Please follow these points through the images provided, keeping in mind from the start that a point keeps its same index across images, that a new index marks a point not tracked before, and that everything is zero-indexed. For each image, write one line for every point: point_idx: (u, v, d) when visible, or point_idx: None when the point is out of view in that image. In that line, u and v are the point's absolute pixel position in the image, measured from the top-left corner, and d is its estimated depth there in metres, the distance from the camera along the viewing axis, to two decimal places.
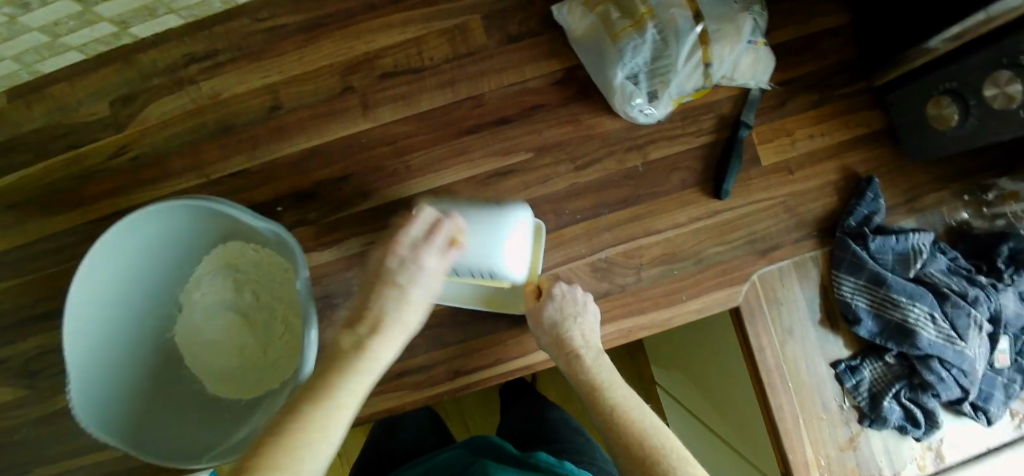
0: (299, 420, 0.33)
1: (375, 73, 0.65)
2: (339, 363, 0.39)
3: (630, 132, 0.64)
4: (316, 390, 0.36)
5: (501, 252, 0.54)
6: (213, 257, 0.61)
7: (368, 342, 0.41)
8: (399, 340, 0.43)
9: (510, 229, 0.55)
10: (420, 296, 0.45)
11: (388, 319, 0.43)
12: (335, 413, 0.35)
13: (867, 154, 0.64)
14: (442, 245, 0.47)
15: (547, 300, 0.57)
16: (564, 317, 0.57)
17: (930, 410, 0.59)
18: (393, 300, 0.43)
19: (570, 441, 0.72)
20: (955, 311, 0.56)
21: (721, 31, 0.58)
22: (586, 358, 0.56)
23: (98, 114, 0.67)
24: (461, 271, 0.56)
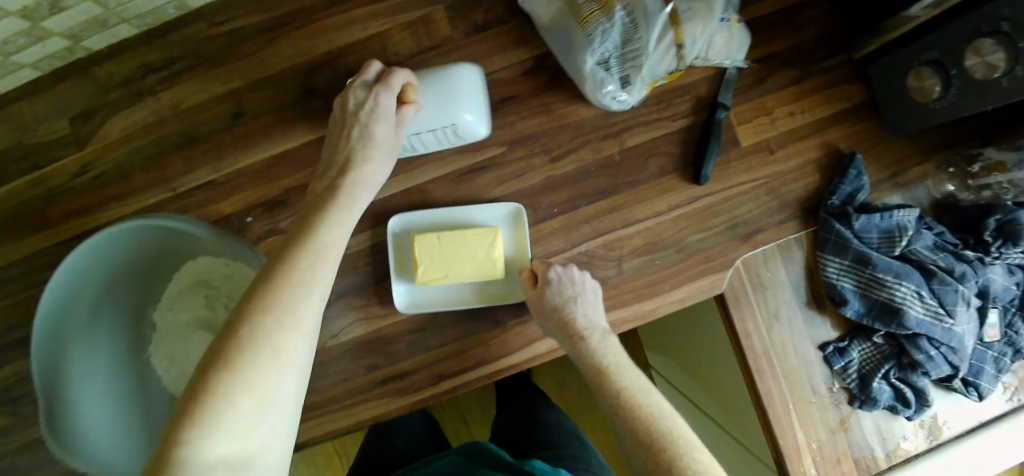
0: (269, 289, 0.37)
1: (340, 73, 0.64)
2: (296, 240, 0.43)
3: (604, 119, 0.62)
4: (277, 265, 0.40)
5: (459, 101, 0.55)
6: (184, 274, 0.60)
7: (318, 226, 0.45)
8: (361, 195, 0.51)
9: (459, 78, 0.56)
10: (380, 136, 0.52)
11: (355, 174, 0.51)
12: (302, 284, 0.39)
13: (849, 129, 0.63)
14: (396, 87, 0.53)
15: (546, 286, 0.56)
16: (568, 299, 0.55)
17: (921, 389, 0.58)
18: (357, 138, 0.52)
19: (565, 446, 0.71)
20: (943, 288, 0.56)
21: (692, 10, 0.55)
22: (591, 340, 0.55)
23: (59, 131, 0.65)
24: (424, 134, 0.57)
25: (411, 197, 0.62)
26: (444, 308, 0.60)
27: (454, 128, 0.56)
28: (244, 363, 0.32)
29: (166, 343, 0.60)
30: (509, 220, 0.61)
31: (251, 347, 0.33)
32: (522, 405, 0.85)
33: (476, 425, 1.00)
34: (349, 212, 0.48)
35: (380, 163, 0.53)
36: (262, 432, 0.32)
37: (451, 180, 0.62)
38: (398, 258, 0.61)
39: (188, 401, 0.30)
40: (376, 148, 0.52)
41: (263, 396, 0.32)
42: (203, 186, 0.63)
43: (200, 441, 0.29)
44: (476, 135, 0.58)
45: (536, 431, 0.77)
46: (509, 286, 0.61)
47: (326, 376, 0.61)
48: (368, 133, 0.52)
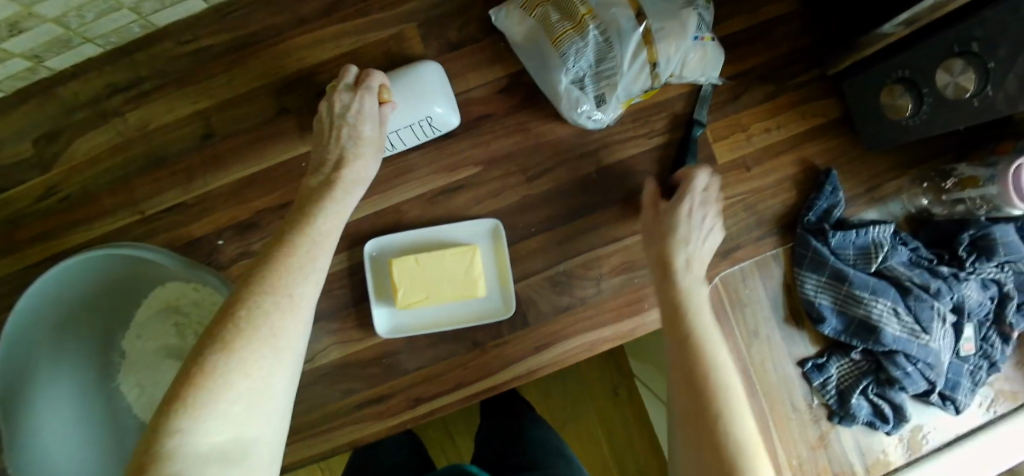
0: (263, 280, 0.38)
1: (312, 91, 0.62)
2: (290, 231, 0.43)
3: (580, 137, 0.61)
4: (271, 256, 0.40)
5: (431, 96, 0.56)
6: (153, 299, 0.58)
7: (312, 217, 0.45)
8: (356, 190, 0.49)
9: (427, 75, 0.57)
10: (369, 133, 0.51)
11: (349, 171, 0.49)
12: (297, 276, 0.40)
13: (825, 145, 0.63)
14: (375, 87, 0.53)
15: (674, 201, 0.54)
16: (687, 220, 0.53)
17: (898, 404, 0.59)
18: (346, 138, 0.50)
19: (551, 467, 0.72)
20: (918, 304, 0.56)
21: (664, 30, 0.55)
22: (685, 276, 0.50)
23: (22, 153, 0.63)
24: (401, 134, 0.57)
25: (384, 219, 0.61)
26: (424, 331, 0.59)
27: (431, 121, 0.57)
28: (240, 351, 0.33)
29: (136, 371, 0.58)
30: (489, 237, 0.60)
31: (248, 336, 0.34)
32: (507, 423, 0.84)
33: (460, 437, 0.98)
34: (345, 203, 0.48)
35: (371, 161, 0.51)
36: (258, 420, 0.34)
37: (427, 200, 0.61)
38: (377, 284, 0.59)
39: (184, 388, 0.31)
40: (365, 146, 0.51)
41: (258, 385, 0.34)
42: (172, 208, 0.62)
43: (194, 430, 0.30)
44: (450, 126, 0.59)
45: (519, 451, 0.77)
46: (491, 307, 0.60)
47: (300, 402, 0.59)
48: (356, 133, 0.50)
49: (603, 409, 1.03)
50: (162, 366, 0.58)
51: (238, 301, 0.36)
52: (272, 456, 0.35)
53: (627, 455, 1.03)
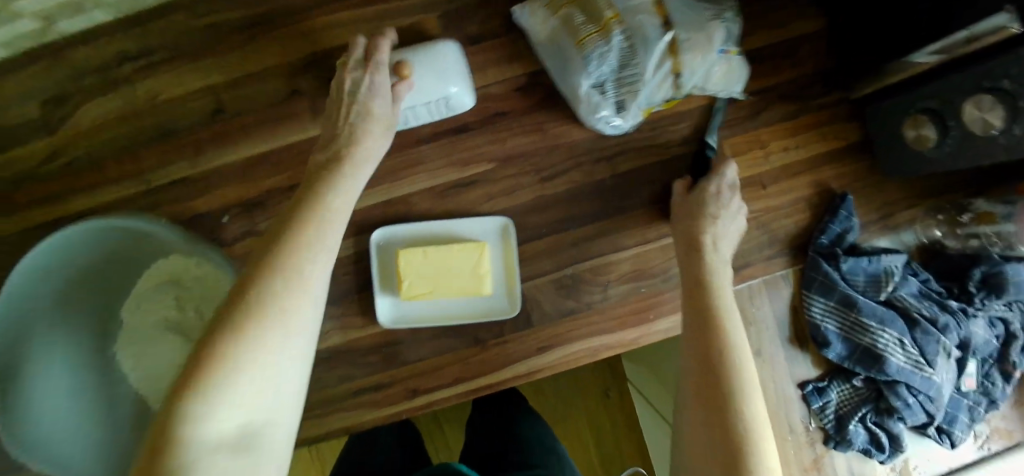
0: (277, 257, 0.36)
1: (328, 75, 0.60)
2: (303, 207, 0.41)
3: (597, 142, 0.60)
4: (284, 233, 0.39)
5: (452, 74, 0.56)
6: (155, 271, 0.57)
7: (324, 196, 0.43)
8: (365, 171, 0.48)
9: (448, 52, 0.56)
10: (379, 108, 0.50)
11: (361, 150, 0.48)
12: (312, 252, 0.38)
13: (843, 169, 0.62)
14: (383, 59, 0.51)
15: (703, 183, 0.55)
16: (717, 200, 0.54)
17: (895, 434, 0.58)
18: (357, 114, 0.49)
19: (545, 465, 0.73)
20: (924, 337, 0.55)
21: (691, 41, 0.53)
22: (711, 262, 0.51)
23: (27, 115, 0.62)
24: (416, 109, 0.56)
25: (393, 208, 0.60)
26: (425, 324, 0.58)
27: (448, 101, 0.57)
28: (255, 331, 0.31)
29: (133, 343, 0.57)
30: (497, 235, 0.59)
31: (263, 315, 0.32)
32: (501, 417, 0.83)
33: (450, 428, 0.98)
34: (354, 184, 0.46)
35: (379, 138, 0.50)
36: (270, 404, 0.32)
37: (438, 193, 0.60)
38: (382, 274, 0.58)
39: (196, 368, 0.29)
40: (381, 115, 0.50)
41: (273, 368, 0.32)
42: (178, 182, 0.61)
43: (207, 414, 0.28)
44: (465, 107, 0.59)
45: (513, 445, 0.78)
46: (495, 306, 0.59)
47: None
48: (369, 107, 0.49)
49: (594, 412, 1.03)
50: (161, 339, 0.57)
51: (252, 278, 0.34)
52: (283, 441, 0.34)
53: (615, 460, 1.03)
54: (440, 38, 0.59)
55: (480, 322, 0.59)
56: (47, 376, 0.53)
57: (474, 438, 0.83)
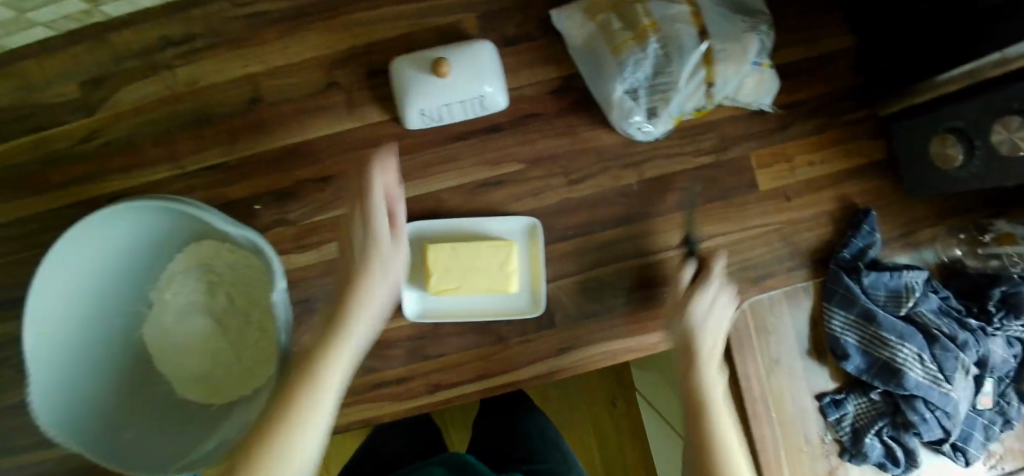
0: (302, 382, 0.42)
1: (364, 69, 0.61)
2: (335, 321, 0.46)
3: (626, 147, 0.61)
4: (313, 352, 0.44)
5: (488, 74, 0.56)
6: (188, 255, 0.58)
7: (353, 302, 0.48)
8: (393, 275, 0.50)
9: (485, 53, 0.57)
10: (384, 233, 0.50)
11: (381, 255, 0.50)
12: (330, 374, 0.43)
13: (867, 185, 0.63)
14: (382, 187, 0.49)
15: (695, 287, 0.56)
16: (710, 305, 0.55)
17: (911, 449, 0.59)
18: (359, 251, 0.50)
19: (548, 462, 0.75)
20: (943, 354, 0.56)
21: (726, 51, 0.54)
22: (710, 370, 0.53)
23: (67, 95, 0.63)
24: (451, 107, 0.57)
25: (422, 204, 0.60)
26: (447, 319, 0.59)
27: (482, 100, 0.57)
28: (270, 453, 0.37)
29: (160, 326, 0.58)
30: (524, 236, 0.60)
31: (284, 444, 0.38)
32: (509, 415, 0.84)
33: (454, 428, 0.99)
34: (385, 286, 0.50)
35: (389, 252, 0.50)
36: None
37: (467, 191, 0.61)
38: (409, 266, 0.59)
39: None
40: (383, 244, 0.50)
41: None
42: (212, 167, 0.62)
43: None
44: (499, 108, 0.59)
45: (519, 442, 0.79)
46: (517, 307, 0.60)
47: None
48: (371, 233, 0.49)
49: (598, 417, 1.03)
50: (192, 322, 0.58)
51: (279, 404, 0.40)
52: None
53: (617, 464, 1.03)
54: (474, 40, 0.60)
55: (503, 319, 0.60)
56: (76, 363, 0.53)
57: (480, 435, 0.84)
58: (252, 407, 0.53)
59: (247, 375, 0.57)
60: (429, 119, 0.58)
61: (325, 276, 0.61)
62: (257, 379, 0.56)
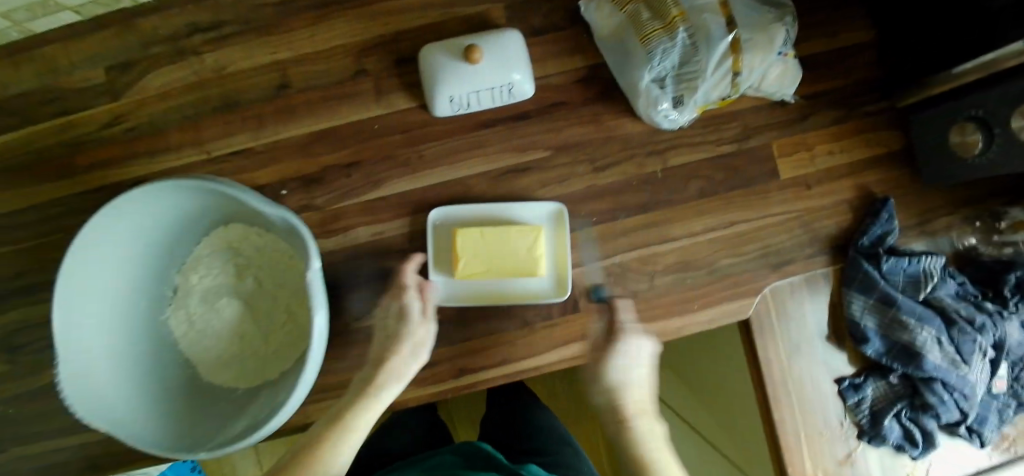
0: (326, 437, 0.47)
1: (393, 56, 0.62)
2: (371, 379, 0.52)
3: (650, 136, 0.62)
4: (343, 412, 0.50)
5: (518, 63, 0.57)
6: (214, 238, 0.58)
7: (388, 358, 0.53)
8: (420, 352, 0.55)
9: (515, 41, 0.58)
10: (414, 313, 0.55)
11: (410, 331, 0.54)
12: (350, 436, 0.48)
13: (883, 175, 0.64)
14: (412, 283, 0.57)
15: (614, 343, 0.55)
16: (632, 360, 0.54)
17: (929, 431, 0.60)
18: (387, 336, 0.54)
19: (560, 454, 0.73)
20: (961, 336, 0.57)
21: (752, 41, 0.56)
22: (643, 435, 0.51)
23: (94, 79, 0.63)
24: (480, 95, 0.58)
25: (449, 190, 0.61)
26: (472, 302, 0.60)
27: (511, 88, 0.58)
28: None
29: (185, 308, 0.58)
30: (550, 222, 0.61)
31: None
32: (518, 408, 0.84)
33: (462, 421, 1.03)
34: (417, 354, 0.55)
35: (409, 356, 0.53)
36: None
37: (494, 177, 0.61)
38: (437, 256, 0.60)
39: None
40: (415, 322, 0.55)
41: None
42: (239, 152, 0.62)
43: None
44: (526, 97, 0.60)
45: (530, 434, 0.78)
46: (544, 291, 0.61)
47: (345, 358, 0.61)
48: (405, 308, 0.55)
49: None
50: (218, 305, 0.57)
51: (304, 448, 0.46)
52: None
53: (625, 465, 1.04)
54: (503, 28, 0.60)
55: (528, 302, 0.60)
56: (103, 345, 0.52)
57: (492, 426, 0.84)
58: (282, 390, 0.53)
59: (274, 359, 0.57)
60: (458, 106, 0.59)
61: (351, 261, 0.62)
62: (287, 362, 0.57)
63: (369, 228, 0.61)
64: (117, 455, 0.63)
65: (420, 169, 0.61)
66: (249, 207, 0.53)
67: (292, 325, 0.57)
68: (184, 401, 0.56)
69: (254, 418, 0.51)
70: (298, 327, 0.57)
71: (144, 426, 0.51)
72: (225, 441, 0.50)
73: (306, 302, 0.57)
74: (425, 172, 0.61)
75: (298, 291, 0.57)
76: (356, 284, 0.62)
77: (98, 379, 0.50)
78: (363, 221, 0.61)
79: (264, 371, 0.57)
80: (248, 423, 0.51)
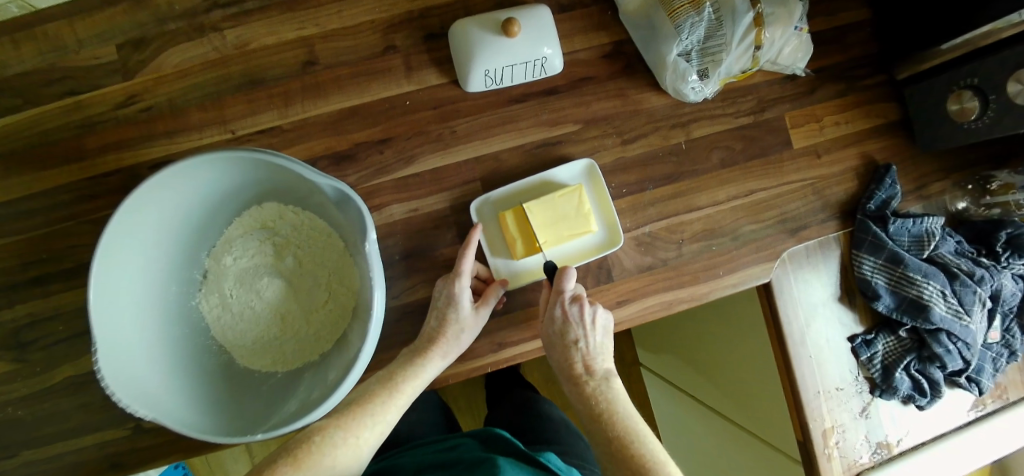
0: (375, 401, 0.51)
1: (422, 33, 0.62)
2: (421, 350, 0.55)
3: (674, 109, 0.65)
4: (395, 376, 0.53)
5: (551, 37, 0.59)
6: (247, 218, 0.57)
7: (438, 335, 0.55)
8: (465, 337, 0.56)
9: (547, 17, 0.59)
10: (463, 299, 0.56)
11: (463, 313, 0.56)
12: (396, 399, 0.52)
13: (884, 143, 0.69)
14: (467, 267, 0.57)
15: (550, 308, 0.56)
16: (573, 324, 0.55)
17: (935, 380, 0.65)
18: (434, 315, 0.56)
19: (572, 445, 0.70)
20: (963, 289, 0.62)
21: (774, 15, 0.59)
22: (593, 389, 0.54)
23: (103, 57, 0.59)
24: (515, 69, 0.59)
25: (482, 165, 0.62)
26: (536, 279, 0.63)
27: (544, 62, 0.60)
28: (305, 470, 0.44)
29: (218, 291, 0.57)
30: (585, 177, 0.63)
31: (332, 440, 0.47)
32: (522, 401, 0.81)
33: (462, 412, 1.06)
34: (463, 334, 0.56)
35: (459, 341, 0.56)
36: None
37: (526, 151, 0.63)
38: (488, 239, 0.62)
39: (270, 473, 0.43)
40: (463, 311, 0.56)
41: None
42: (266, 131, 0.60)
43: None
44: (556, 71, 0.62)
45: (538, 425, 0.75)
46: (598, 244, 0.63)
47: (384, 337, 0.61)
48: (456, 297, 0.56)
49: None
50: (255, 285, 0.56)
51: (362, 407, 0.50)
52: None
53: None
54: (531, 3, 0.62)
55: (580, 263, 0.62)
56: (138, 329, 0.49)
57: (501, 414, 0.81)
58: (331, 370, 0.53)
59: (314, 340, 0.56)
60: (493, 80, 0.60)
61: (386, 239, 0.61)
62: (330, 340, 0.56)
63: (403, 205, 0.61)
64: (138, 453, 0.60)
65: (453, 144, 0.62)
66: (293, 182, 0.53)
67: (334, 303, 0.56)
68: (221, 387, 0.54)
69: (306, 399, 0.50)
70: (339, 305, 0.56)
71: (188, 412, 0.48)
72: (278, 423, 0.48)
73: (347, 278, 0.56)
74: (458, 147, 0.62)
75: (339, 269, 0.57)
76: (392, 263, 0.61)
77: (138, 363, 0.47)
78: (396, 199, 0.61)
79: (304, 352, 0.56)
80: (300, 405, 0.50)
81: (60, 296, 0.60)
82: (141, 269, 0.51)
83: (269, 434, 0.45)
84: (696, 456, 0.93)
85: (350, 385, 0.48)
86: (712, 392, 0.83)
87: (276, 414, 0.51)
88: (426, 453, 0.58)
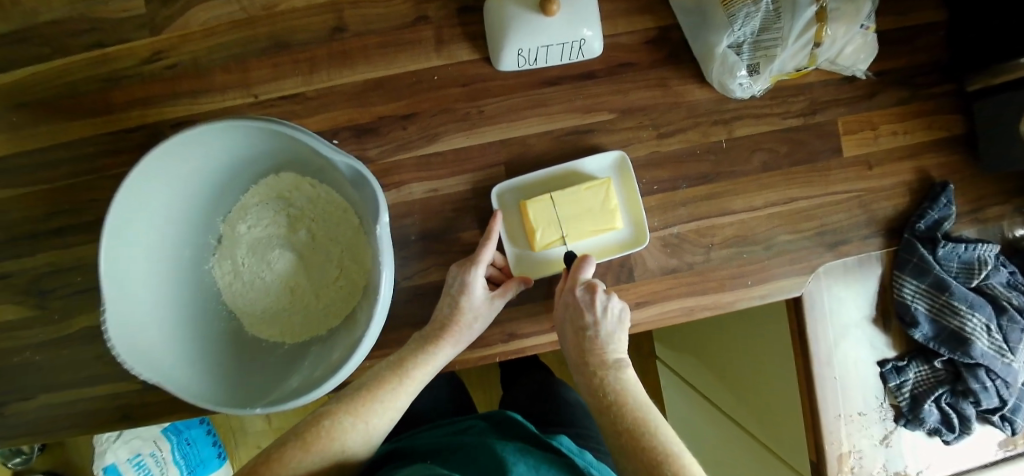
0: (383, 388, 0.50)
1: (456, 4, 0.59)
2: (430, 337, 0.54)
3: (718, 104, 0.61)
4: (404, 365, 0.52)
5: (593, 18, 0.55)
6: (263, 187, 0.56)
7: (451, 323, 0.53)
8: (475, 327, 0.55)
9: None
10: (476, 288, 0.55)
11: (475, 303, 0.54)
12: (408, 385, 0.51)
13: (943, 159, 0.64)
14: (487, 255, 0.55)
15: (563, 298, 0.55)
16: (582, 309, 0.53)
17: (966, 417, 0.60)
18: (447, 303, 0.55)
19: (588, 428, 0.69)
20: (1010, 325, 0.59)
21: (839, 11, 0.54)
22: (602, 381, 0.50)
23: (132, 10, 0.58)
24: (551, 50, 0.56)
25: (508, 149, 0.60)
26: (553, 272, 0.61)
27: (582, 44, 0.56)
28: (314, 453, 0.43)
29: (231, 258, 0.56)
30: (615, 171, 0.60)
31: (342, 427, 0.46)
32: (539, 384, 0.79)
33: (476, 390, 1.04)
34: (475, 324, 0.55)
35: (472, 329, 0.55)
36: None
37: (555, 138, 0.60)
38: (509, 233, 0.60)
39: (291, 450, 0.43)
40: (476, 300, 0.55)
41: None
42: (289, 98, 0.59)
43: None
44: (594, 56, 0.58)
45: (555, 406, 0.73)
46: (623, 241, 0.60)
47: (393, 316, 0.60)
48: (469, 285, 0.54)
49: None
50: (270, 255, 0.56)
51: (370, 394, 0.49)
52: None
53: None
54: None
55: (598, 258, 0.60)
56: (149, 292, 0.50)
57: (516, 394, 0.80)
58: (335, 349, 0.52)
59: (321, 315, 0.56)
60: (527, 60, 0.57)
61: (404, 218, 0.60)
62: (338, 318, 0.55)
63: (423, 184, 0.59)
64: (145, 408, 0.60)
65: (480, 125, 0.59)
66: (310, 155, 0.52)
67: (344, 281, 0.55)
68: (228, 354, 0.54)
69: (308, 375, 0.50)
70: (348, 282, 0.55)
71: (191, 379, 0.48)
72: (279, 397, 0.48)
73: (359, 257, 0.55)
74: (484, 129, 0.59)
75: (353, 246, 0.56)
76: (407, 242, 0.60)
77: (145, 326, 0.48)
78: (416, 178, 0.59)
79: (310, 326, 0.56)
80: (302, 381, 0.50)
81: (80, 249, 0.61)
82: (152, 232, 0.50)
83: (269, 409, 0.44)
84: (702, 463, 0.90)
85: (356, 363, 0.47)
86: (727, 397, 0.80)
87: (279, 387, 0.51)
88: (434, 433, 0.55)
